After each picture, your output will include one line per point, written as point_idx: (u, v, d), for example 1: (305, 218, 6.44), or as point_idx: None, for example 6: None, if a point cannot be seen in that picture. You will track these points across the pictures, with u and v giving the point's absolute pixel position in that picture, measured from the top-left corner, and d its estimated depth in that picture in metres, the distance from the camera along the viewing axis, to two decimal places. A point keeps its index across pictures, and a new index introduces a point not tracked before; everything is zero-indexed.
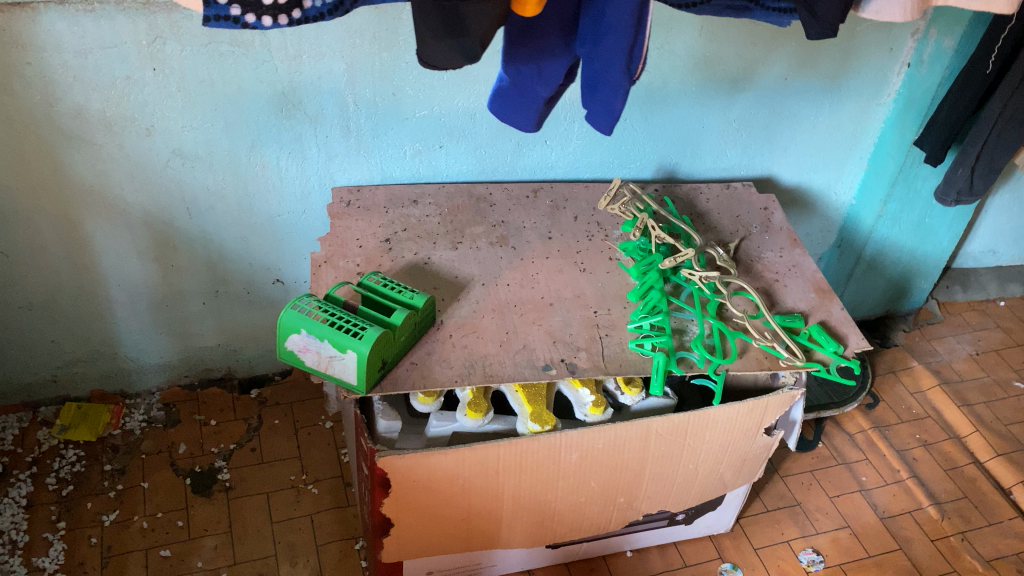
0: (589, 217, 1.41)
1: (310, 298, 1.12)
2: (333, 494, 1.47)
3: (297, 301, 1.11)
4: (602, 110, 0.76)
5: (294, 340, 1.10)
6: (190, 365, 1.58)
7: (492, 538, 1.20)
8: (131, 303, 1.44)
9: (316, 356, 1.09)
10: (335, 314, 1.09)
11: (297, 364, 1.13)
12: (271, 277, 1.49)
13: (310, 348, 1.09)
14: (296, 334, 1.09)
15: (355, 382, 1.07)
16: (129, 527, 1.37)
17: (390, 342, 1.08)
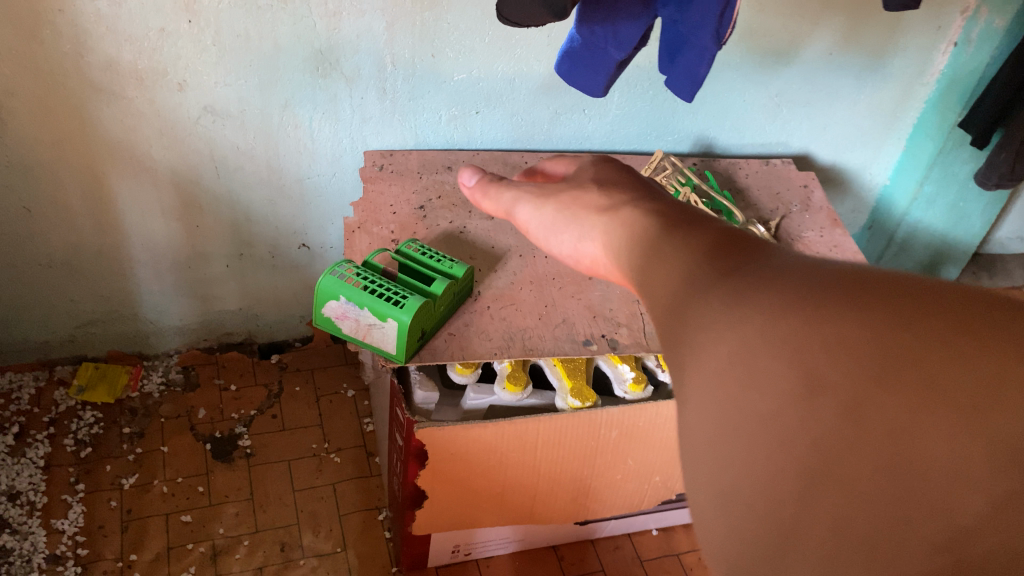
0: None
1: (347, 264, 1.09)
2: (356, 463, 1.44)
3: (334, 267, 1.08)
4: (684, 76, 0.73)
5: (332, 307, 1.07)
6: (210, 328, 1.53)
7: (524, 514, 1.18)
8: (153, 263, 1.41)
9: (354, 324, 1.06)
10: (375, 280, 1.07)
11: (334, 331, 1.10)
12: (296, 241, 1.45)
13: (348, 316, 1.06)
14: (335, 301, 1.06)
15: (395, 352, 1.04)
16: (150, 491, 1.36)
17: (431, 312, 1.06)
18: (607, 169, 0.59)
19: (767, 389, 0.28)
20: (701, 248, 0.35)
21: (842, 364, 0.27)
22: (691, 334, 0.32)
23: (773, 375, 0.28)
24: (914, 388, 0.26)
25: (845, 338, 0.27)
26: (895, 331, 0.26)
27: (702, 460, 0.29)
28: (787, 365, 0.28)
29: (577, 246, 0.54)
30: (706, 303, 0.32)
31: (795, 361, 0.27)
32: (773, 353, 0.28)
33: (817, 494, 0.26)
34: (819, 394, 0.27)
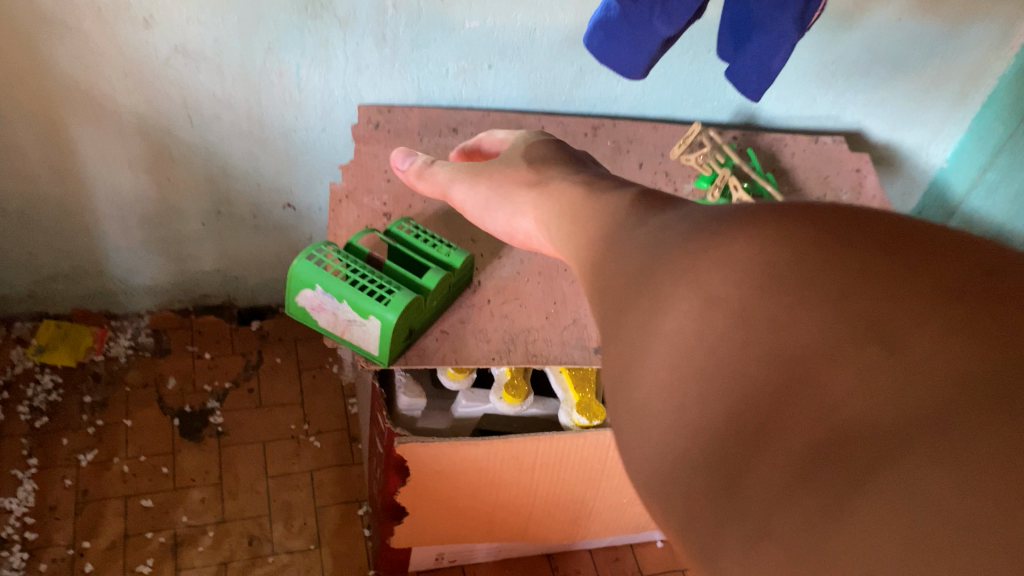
0: (655, 164, 1.19)
1: (328, 247, 0.94)
2: (337, 449, 1.31)
3: (312, 249, 0.93)
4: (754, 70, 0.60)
5: (309, 297, 0.92)
6: (185, 289, 1.39)
7: (517, 532, 1.05)
8: (119, 217, 1.26)
9: (332, 318, 0.92)
10: (359, 269, 0.92)
11: (309, 322, 0.96)
12: (280, 200, 1.29)
13: (325, 308, 0.92)
14: (310, 290, 0.91)
15: (378, 353, 0.90)
16: (109, 470, 1.24)
17: (421, 310, 0.91)
18: (545, 163, 0.74)
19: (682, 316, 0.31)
20: (660, 230, 0.38)
21: (755, 283, 0.30)
22: (636, 293, 0.35)
23: (698, 305, 0.31)
24: (820, 293, 0.28)
25: (743, 264, 0.31)
26: (811, 252, 0.29)
27: (639, 383, 0.32)
28: (708, 289, 0.31)
29: (512, 222, 0.73)
30: (654, 261, 0.36)
31: (718, 285, 0.31)
32: (703, 280, 0.32)
33: (716, 383, 0.28)
34: (717, 310, 0.30)
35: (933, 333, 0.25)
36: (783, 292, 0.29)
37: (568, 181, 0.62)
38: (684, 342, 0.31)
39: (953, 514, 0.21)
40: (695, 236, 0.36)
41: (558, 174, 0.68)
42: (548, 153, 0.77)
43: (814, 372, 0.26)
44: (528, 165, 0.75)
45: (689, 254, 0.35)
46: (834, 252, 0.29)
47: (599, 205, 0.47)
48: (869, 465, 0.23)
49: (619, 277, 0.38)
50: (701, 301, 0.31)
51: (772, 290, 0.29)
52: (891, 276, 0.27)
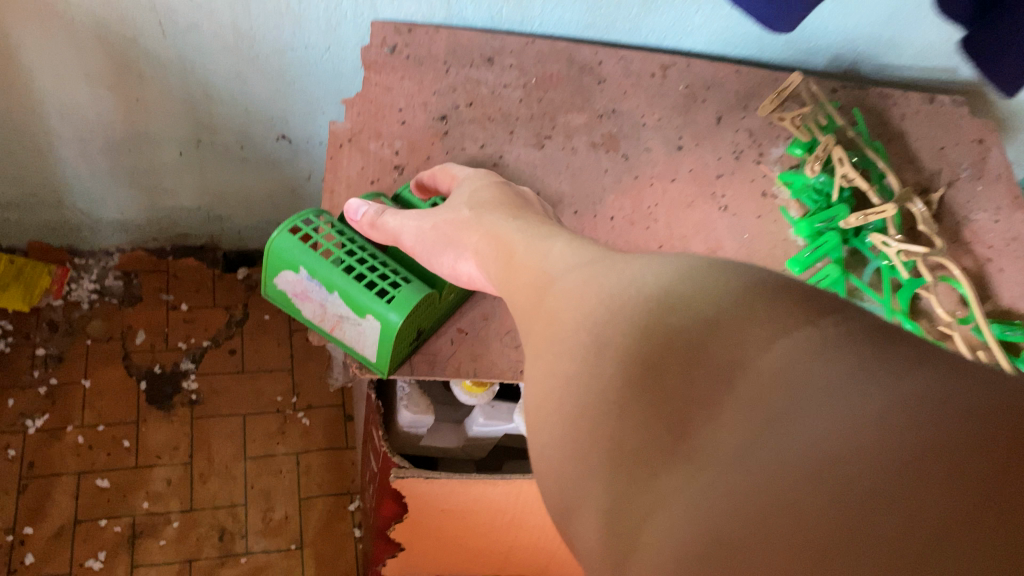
0: (735, 121, 0.96)
1: (320, 216, 0.73)
2: (329, 430, 1.13)
3: (300, 216, 0.71)
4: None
5: (290, 280, 0.71)
6: (160, 227, 1.16)
7: (536, 566, 0.89)
8: (79, 140, 1.01)
9: (318, 311, 0.71)
10: (357, 251, 0.70)
11: (289, 309, 0.75)
12: (274, 131, 1.04)
13: (311, 297, 0.71)
14: (292, 272, 0.70)
15: (374, 360, 0.69)
16: (61, 441, 1.06)
17: (433, 310, 0.69)
18: (492, 199, 0.63)
19: (559, 336, 0.31)
20: (565, 263, 0.37)
21: (622, 318, 0.28)
22: (534, 318, 0.35)
23: (584, 337, 0.29)
24: (678, 328, 0.26)
25: (607, 283, 0.30)
26: (668, 285, 0.28)
27: (532, 401, 0.30)
28: (583, 325, 0.30)
29: (457, 264, 0.61)
30: (552, 288, 0.35)
31: (592, 321, 0.29)
32: (575, 315, 0.31)
33: (572, 394, 0.28)
34: (583, 325, 0.30)
35: (809, 364, 0.23)
36: (642, 306, 0.28)
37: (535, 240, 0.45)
38: (564, 383, 0.29)
39: (856, 539, 0.20)
40: (579, 273, 0.34)
41: (503, 218, 0.57)
42: (501, 188, 0.66)
43: (690, 408, 0.24)
44: (474, 200, 0.64)
45: (570, 292, 0.33)
46: (698, 283, 0.27)
47: (562, 242, 0.41)
48: (767, 503, 0.21)
49: (525, 300, 0.38)
50: (579, 335, 0.29)
51: (625, 303, 0.29)
52: (754, 305, 0.26)
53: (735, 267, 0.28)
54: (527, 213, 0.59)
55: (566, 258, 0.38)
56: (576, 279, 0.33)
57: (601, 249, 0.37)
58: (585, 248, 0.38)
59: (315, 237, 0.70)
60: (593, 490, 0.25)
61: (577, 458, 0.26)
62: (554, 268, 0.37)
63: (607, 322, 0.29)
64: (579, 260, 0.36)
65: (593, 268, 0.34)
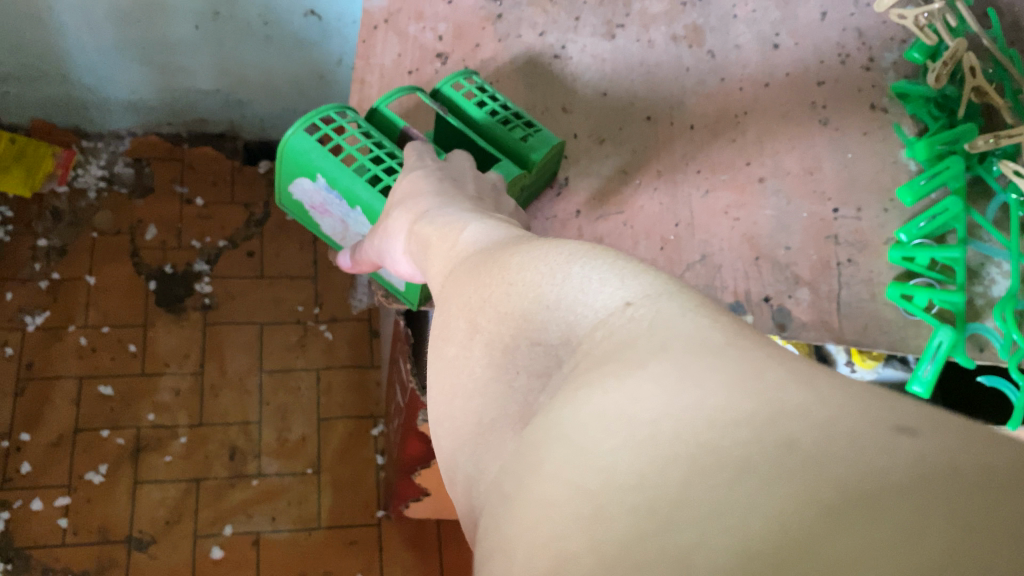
0: (842, 18, 0.80)
1: (344, 110, 0.59)
2: (353, 346, 1.04)
3: (320, 109, 0.58)
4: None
5: (307, 189, 0.59)
6: (176, 111, 1.05)
7: None
8: (81, 8, 0.86)
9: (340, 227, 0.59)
10: (387, 158, 0.57)
11: (308, 222, 0.63)
12: (301, 6, 0.88)
13: (333, 211, 0.59)
14: (310, 180, 0.58)
15: (404, 291, 0.58)
16: (63, 341, 0.97)
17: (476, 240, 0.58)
18: (426, 186, 0.48)
19: (445, 316, 0.31)
20: (467, 234, 0.37)
21: (494, 302, 0.29)
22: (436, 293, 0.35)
23: (460, 322, 0.30)
24: (524, 310, 0.27)
25: (484, 265, 0.31)
26: (527, 268, 0.29)
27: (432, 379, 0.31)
28: (460, 306, 0.31)
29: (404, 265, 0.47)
30: (454, 263, 0.35)
31: (469, 305, 0.30)
32: (456, 295, 0.31)
33: (451, 371, 0.29)
34: (463, 307, 0.30)
35: (624, 338, 0.23)
36: (508, 283, 0.29)
37: (475, 262, 0.33)
38: (442, 364, 0.30)
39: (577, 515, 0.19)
40: (471, 255, 0.34)
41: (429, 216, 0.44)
42: (433, 168, 0.51)
43: (534, 386, 0.25)
44: (408, 190, 0.49)
45: (462, 272, 0.33)
46: (559, 266, 0.28)
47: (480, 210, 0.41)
48: (534, 487, 0.21)
49: (434, 272, 0.38)
50: (457, 319, 0.30)
51: (493, 282, 0.30)
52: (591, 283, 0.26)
53: (594, 253, 0.28)
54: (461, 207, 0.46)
55: (469, 232, 0.37)
56: (469, 260, 0.34)
57: (508, 226, 0.37)
58: (493, 224, 0.38)
59: (336, 139, 0.57)
60: (461, 459, 0.27)
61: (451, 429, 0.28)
62: (459, 240, 0.37)
63: (479, 304, 0.29)
64: (480, 234, 0.36)
65: (487, 248, 0.34)
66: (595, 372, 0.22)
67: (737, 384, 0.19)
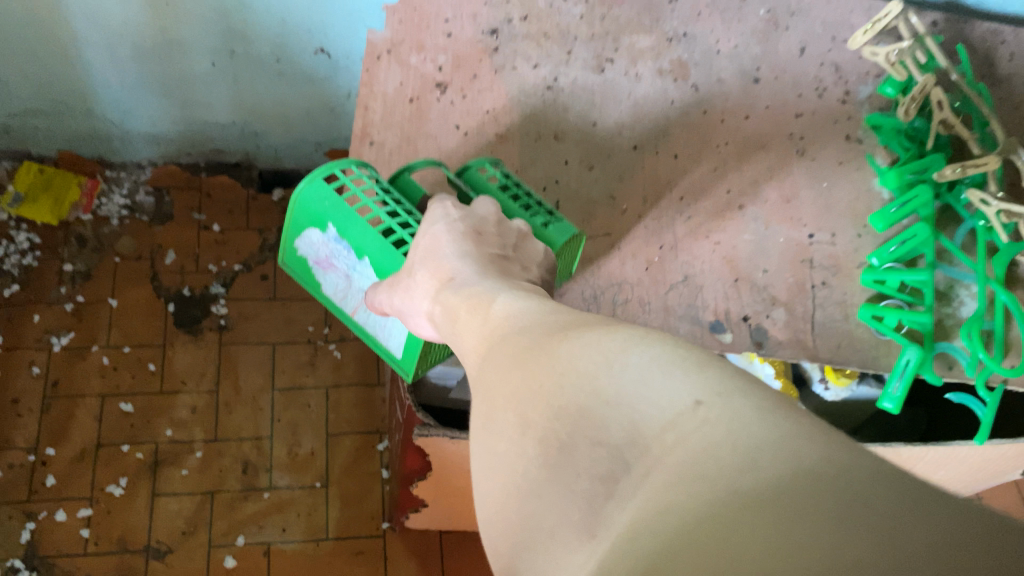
0: (820, 53, 0.84)
1: (361, 164, 0.62)
2: (360, 364, 1.08)
3: (338, 163, 0.61)
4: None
5: (314, 241, 0.61)
6: (193, 142, 1.10)
7: None
8: (107, 46, 0.92)
9: (342, 283, 0.62)
10: (400, 213, 0.60)
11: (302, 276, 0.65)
12: (312, 44, 0.94)
13: (337, 266, 0.61)
14: (317, 231, 0.60)
15: (399, 358, 0.60)
16: (85, 360, 1.03)
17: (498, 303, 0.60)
18: (455, 247, 0.50)
19: (498, 405, 0.32)
20: (517, 309, 0.38)
21: (550, 396, 0.29)
22: (481, 371, 0.36)
23: (513, 417, 0.30)
24: (591, 407, 0.27)
25: (539, 350, 0.32)
26: (587, 362, 0.29)
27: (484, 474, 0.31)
28: (512, 400, 0.31)
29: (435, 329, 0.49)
30: (499, 341, 0.36)
31: (524, 397, 0.30)
32: (506, 384, 0.32)
33: (512, 470, 0.29)
34: (517, 395, 0.31)
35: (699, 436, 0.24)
36: (564, 378, 0.29)
37: (521, 336, 0.34)
38: (503, 461, 0.30)
39: None
40: (516, 337, 0.35)
41: (457, 285, 0.46)
42: (455, 219, 0.53)
43: (596, 486, 0.25)
44: (427, 249, 0.51)
45: (510, 356, 0.34)
46: (618, 356, 0.29)
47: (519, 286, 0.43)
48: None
49: (474, 345, 0.39)
50: (509, 412, 0.31)
51: (548, 374, 0.30)
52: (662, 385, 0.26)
53: (642, 338, 0.29)
54: (488, 270, 0.48)
55: (509, 312, 0.38)
56: (514, 341, 0.35)
57: (549, 301, 0.38)
58: (529, 303, 0.39)
59: (351, 190, 0.59)
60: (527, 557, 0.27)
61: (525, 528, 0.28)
62: (501, 316, 0.38)
63: (529, 399, 0.30)
64: (524, 311, 0.38)
65: (533, 327, 0.35)
66: (677, 489, 0.23)
67: (820, 518, 0.21)
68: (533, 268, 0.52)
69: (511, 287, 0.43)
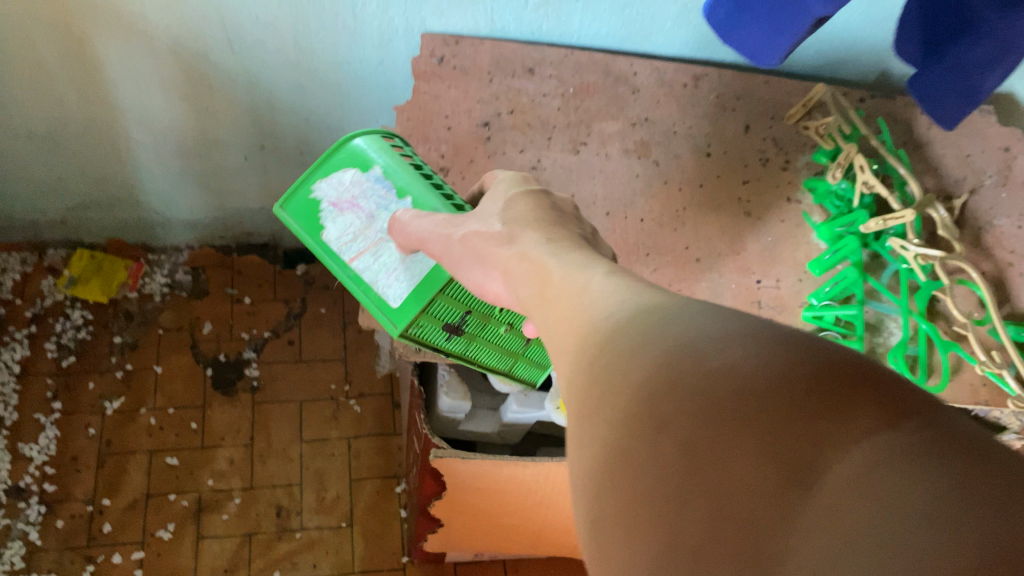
0: (763, 130, 1.00)
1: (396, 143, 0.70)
2: (378, 417, 1.21)
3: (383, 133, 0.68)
4: (955, 90, 0.48)
5: (345, 182, 0.65)
6: (226, 226, 1.26)
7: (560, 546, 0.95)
8: (155, 146, 1.09)
9: (356, 222, 0.64)
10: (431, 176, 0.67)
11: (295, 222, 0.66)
12: (331, 138, 1.10)
13: (359, 204, 0.64)
14: (356, 170, 0.65)
15: (394, 308, 0.60)
16: (135, 421, 1.16)
17: (515, 321, 0.65)
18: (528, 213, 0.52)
19: (615, 407, 0.30)
20: (618, 296, 0.37)
21: (691, 402, 0.28)
22: (585, 357, 0.34)
23: (642, 419, 0.28)
24: (769, 426, 0.26)
25: (669, 348, 0.30)
26: (752, 380, 0.27)
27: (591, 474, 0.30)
28: (638, 397, 0.29)
29: (485, 283, 0.52)
30: (604, 328, 0.34)
31: (650, 398, 0.29)
32: (626, 377, 0.30)
33: (639, 476, 0.27)
34: (647, 395, 0.29)
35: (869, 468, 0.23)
36: (711, 386, 0.28)
37: (630, 326, 0.33)
38: (624, 463, 0.28)
39: None
40: (626, 325, 0.33)
41: (545, 244, 0.47)
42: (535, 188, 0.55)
43: (754, 507, 0.24)
44: (503, 205, 0.54)
45: (620, 349, 0.32)
46: (767, 365, 0.28)
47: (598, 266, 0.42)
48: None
49: (566, 334, 0.37)
50: (633, 412, 0.29)
51: (686, 381, 0.28)
52: (838, 412, 0.25)
53: (784, 348, 0.28)
54: (575, 239, 0.48)
55: (611, 296, 0.37)
56: (630, 330, 0.33)
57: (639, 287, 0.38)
58: (630, 289, 0.37)
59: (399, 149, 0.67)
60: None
61: (646, 532, 0.26)
62: (595, 303, 0.37)
63: (657, 400, 0.29)
64: (626, 298, 0.36)
65: (648, 317, 0.33)
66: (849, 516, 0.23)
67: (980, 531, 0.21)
68: (609, 255, 0.51)
69: (595, 262, 0.42)
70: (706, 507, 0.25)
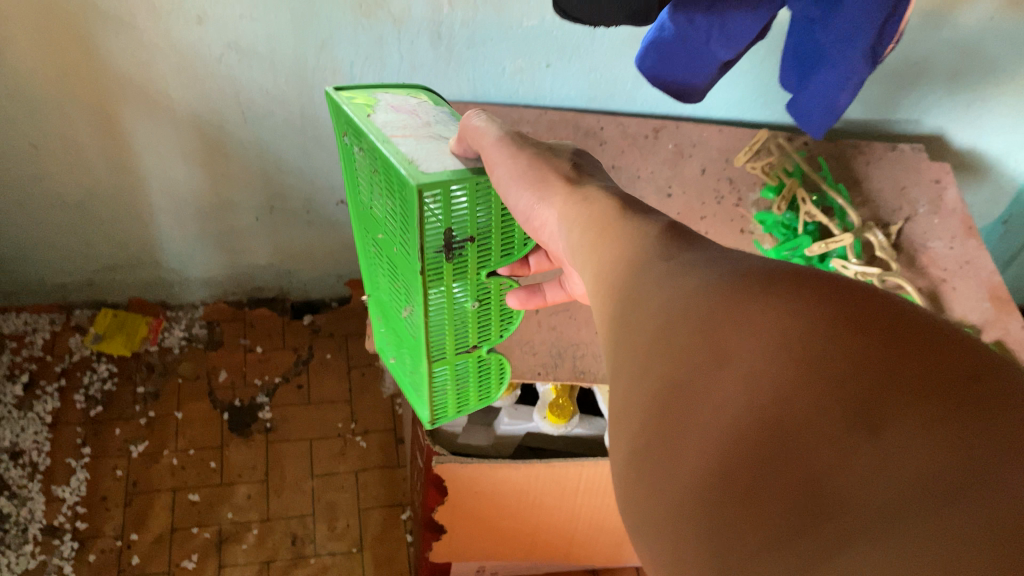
0: (717, 171, 1.12)
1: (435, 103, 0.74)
2: (383, 450, 1.32)
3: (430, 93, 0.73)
4: (821, 105, 0.63)
5: (403, 99, 0.68)
6: (238, 281, 1.37)
7: (529, 551, 1.06)
8: (175, 210, 1.21)
9: (408, 120, 0.65)
10: None
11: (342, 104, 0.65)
12: (334, 197, 1.23)
13: (413, 113, 0.66)
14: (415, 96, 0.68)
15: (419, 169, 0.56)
16: (158, 462, 1.25)
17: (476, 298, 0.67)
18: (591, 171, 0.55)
19: (680, 360, 0.31)
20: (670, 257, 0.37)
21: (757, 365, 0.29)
22: (644, 312, 0.35)
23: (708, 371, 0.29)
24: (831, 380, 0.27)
25: (741, 310, 0.31)
26: (840, 342, 0.28)
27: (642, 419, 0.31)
28: (702, 353, 0.30)
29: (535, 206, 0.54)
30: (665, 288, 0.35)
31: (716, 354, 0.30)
32: (688, 335, 0.31)
33: (700, 426, 0.28)
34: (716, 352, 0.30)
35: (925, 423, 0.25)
36: (786, 349, 0.29)
37: (691, 283, 0.34)
38: (685, 416, 0.29)
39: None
40: (686, 288, 0.34)
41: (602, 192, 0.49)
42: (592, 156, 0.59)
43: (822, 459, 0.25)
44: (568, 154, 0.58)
45: (683, 311, 0.33)
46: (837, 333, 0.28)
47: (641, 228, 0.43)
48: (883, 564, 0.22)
49: (622, 291, 0.38)
50: (691, 368, 0.30)
51: (761, 341, 0.29)
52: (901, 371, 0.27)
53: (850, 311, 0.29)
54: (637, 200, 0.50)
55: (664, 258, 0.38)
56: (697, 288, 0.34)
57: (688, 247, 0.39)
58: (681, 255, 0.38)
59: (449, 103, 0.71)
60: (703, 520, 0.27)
61: (705, 475, 0.27)
62: (644, 264, 0.38)
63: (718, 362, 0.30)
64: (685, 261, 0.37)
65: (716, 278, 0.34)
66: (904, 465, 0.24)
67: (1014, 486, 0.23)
68: None
69: (636, 217, 0.44)
70: (770, 458, 0.26)
